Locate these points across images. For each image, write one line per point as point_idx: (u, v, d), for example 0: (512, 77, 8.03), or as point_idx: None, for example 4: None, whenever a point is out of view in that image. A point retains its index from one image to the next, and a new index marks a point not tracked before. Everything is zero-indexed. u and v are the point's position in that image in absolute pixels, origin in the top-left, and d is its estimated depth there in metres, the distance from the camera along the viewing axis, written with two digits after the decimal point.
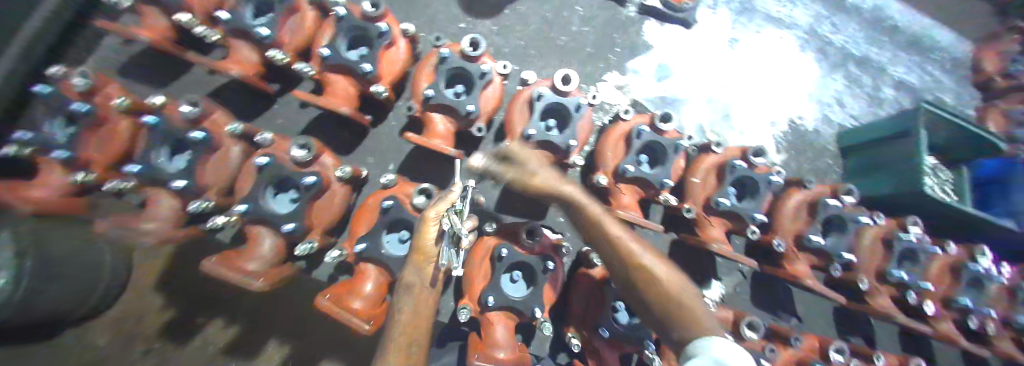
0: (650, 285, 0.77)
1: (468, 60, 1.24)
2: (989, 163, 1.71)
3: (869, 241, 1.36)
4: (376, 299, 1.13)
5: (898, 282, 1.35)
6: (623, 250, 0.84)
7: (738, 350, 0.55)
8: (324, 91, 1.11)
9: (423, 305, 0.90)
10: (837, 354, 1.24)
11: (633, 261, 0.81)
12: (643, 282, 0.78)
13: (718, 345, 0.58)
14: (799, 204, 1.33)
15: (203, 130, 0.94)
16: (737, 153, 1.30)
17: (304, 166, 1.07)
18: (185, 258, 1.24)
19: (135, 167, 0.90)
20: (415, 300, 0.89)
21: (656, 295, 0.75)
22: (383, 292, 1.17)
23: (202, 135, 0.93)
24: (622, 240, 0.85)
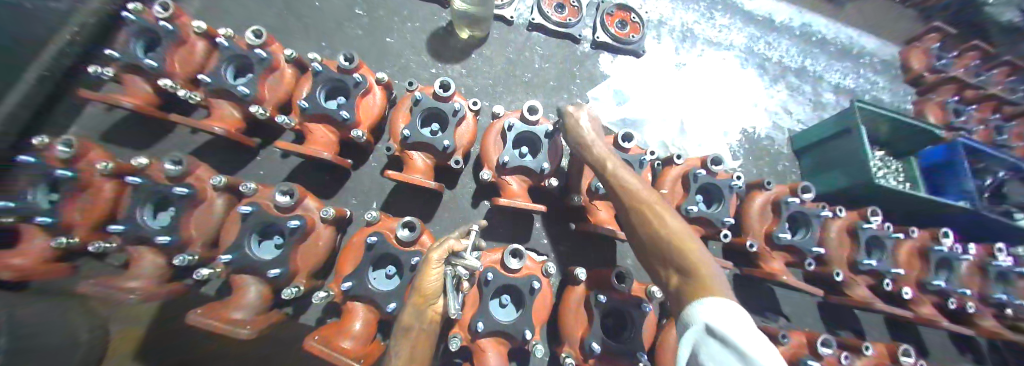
0: (667, 249, 0.83)
1: (440, 100, 1.30)
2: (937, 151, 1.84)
3: (835, 234, 1.41)
4: (366, 338, 1.07)
5: (867, 271, 1.41)
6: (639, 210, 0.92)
7: (732, 308, 0.62)
8: (311, 139, 1.28)
9: (420, 349, 0.88)
10: (825, 348, 1.25)
11: (649, 223, 0.89)
12: (659, 241, 0.85)
13: (712, 306, 0.65)
14: (762, 205, 1.35)
15: (187, 185, 1.14)
16: (697, 162, 1.38)
17: (288, 211, 1.14)
18: (167, 319, 1.24)
19: (119, 227, 1.09)
20: (411, 346, 0.86)
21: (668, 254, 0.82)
22: (372, 330, 1.10)
23: (186, 190, 1.12)
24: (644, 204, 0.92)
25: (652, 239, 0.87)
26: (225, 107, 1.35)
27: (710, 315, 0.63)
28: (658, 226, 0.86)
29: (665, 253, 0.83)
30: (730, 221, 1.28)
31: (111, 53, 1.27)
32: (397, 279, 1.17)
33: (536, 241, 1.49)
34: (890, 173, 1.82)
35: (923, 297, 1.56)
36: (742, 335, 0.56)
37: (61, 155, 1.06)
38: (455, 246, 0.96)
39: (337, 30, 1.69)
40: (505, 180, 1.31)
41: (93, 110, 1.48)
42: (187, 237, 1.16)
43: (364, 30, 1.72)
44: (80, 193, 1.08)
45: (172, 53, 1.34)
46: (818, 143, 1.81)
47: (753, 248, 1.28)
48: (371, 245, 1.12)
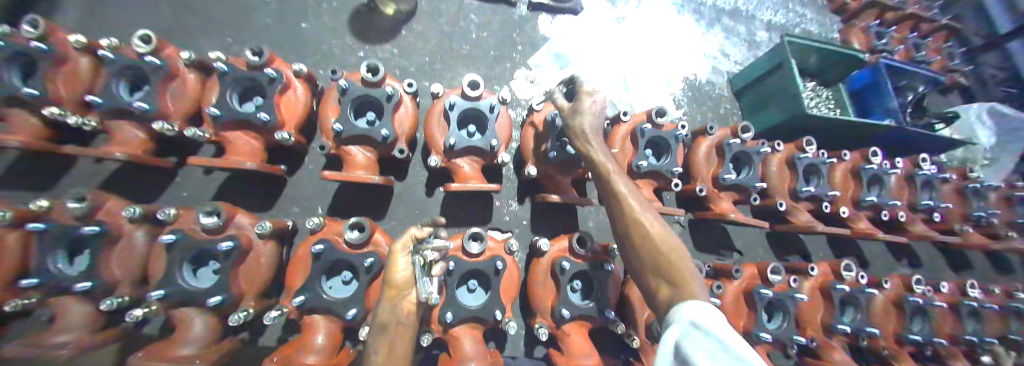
0: (656, 256, 0.85)
1: (371, 86, 1.20)
2: (861, 74, 1.97)
3: (776, 167, 1.48)
4: (332, 349, 1.04)
5: (807, 197, 1.51)
6: (625, 207, 0.94)
7: (711, 312, 0.63)
8: (231, 149, 1.16)
9: (400, 344, 0.82)
10: (775, 275, 1.36)
11: (639, 229, 0.90)
12: (648, 246, 0.87)
13: (693, 308, 0.66)
14: (708, 150, 1.39)
15: (98, 223, 1.00)
16: (643, 117, 1.37)
17: (218, 233, 1.04)
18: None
19: (32, 280, 0.93)
20: (391, 341, 0.80)
21: (655, 256, 0.86)
22: (338, 339, 1.07)
23: (97, 228, 0.98)
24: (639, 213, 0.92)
25: (645, 253, 0.87)
26: (126, 130, 1.18)
27: (693, 316, 0.63)
28: (644, 230, 0.90)
29: (654, 259, 0.85)
30: (679, 170, 1.32)
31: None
32: (355, 283, 1.13)
33: (497, 218, 1.47)
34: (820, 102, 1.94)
35: (858, 213, 1.71)
36: (722, 329, 0.55)
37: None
38: (418, 234, 0.93)
39: (242, 22, 1.52)
40: (455, 163, 1.27)
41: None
42: (111, 279, 1.04)
43: (274, 19, 1.55)
44: None
45: (53, 75, 1.08)
46: (753, 82, 1.87)
47: (703, 192, 1.31)
48: (319, 254, 1.05)
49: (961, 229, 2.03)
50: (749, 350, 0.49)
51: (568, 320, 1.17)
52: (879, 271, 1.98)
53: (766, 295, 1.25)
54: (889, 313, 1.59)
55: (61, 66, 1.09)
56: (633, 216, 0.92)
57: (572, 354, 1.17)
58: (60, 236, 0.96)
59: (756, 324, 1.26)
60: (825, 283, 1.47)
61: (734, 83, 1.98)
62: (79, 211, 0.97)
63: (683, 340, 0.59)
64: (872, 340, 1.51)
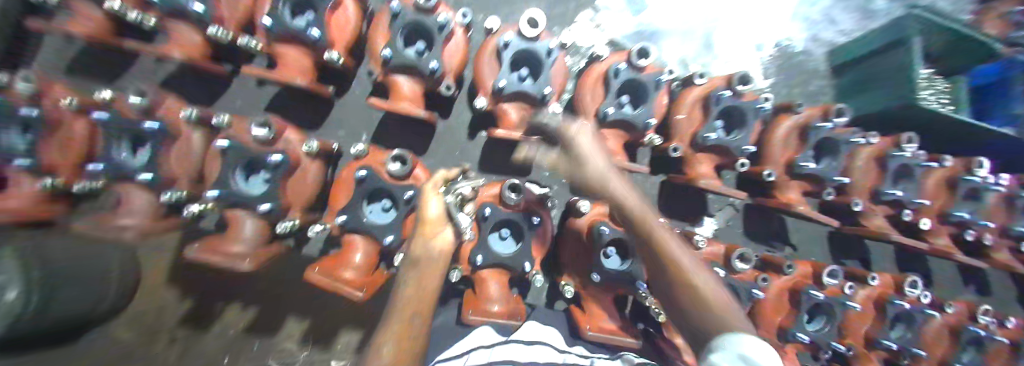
0: (688, 292, 0.74)
1: (423, 13, 1.10)
2: (989, 68, 1.77)
3: (863, 163, 1.30)
4: (369, 269, 1.08)
5: (889, 201, 1.36)
6: (659, 250, 0.83)
7: (768, 348, 0.46)
8: (283, 65, 1.13)
9: (428, 280, 0.82)
10: (829, 278, 1.26)
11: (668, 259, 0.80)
12: (680, 280, 0.76)
13: (747, 341, 0.48)
14: (789, 131, 1.23)
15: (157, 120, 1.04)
16: (721, 82, 1.21)
17: (268, 145, 1.04)
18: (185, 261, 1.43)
19: (97, 165, 1.00)
20: (420, 276, 0.81)
21: (692, 300, 0.72)
22: (375, 261, 1.10)
23: (155, 125, 1.02)
24: (666, 241, 0.83)
25: (680, 288, 0.76)
26: (183, 31, 1.14)
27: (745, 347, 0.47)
28: (678, 265, 0.78)
29: (691, 304, 0.71)
30: (750, 150, 1.20)
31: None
32: (394, 212, 1.11)
33: (537, 172, 1.42)
34: (933, 94, 1.61)
35: (939, 228, 1.53)
36: None
37: (22, 93, 0.93)
38: (448, 174, 0.97)
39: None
40: (503, 108, 1.18)
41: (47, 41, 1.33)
42: (171, 175, 1.09)
43: None
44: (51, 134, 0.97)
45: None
46: (863, 56, 1.64)
47: (771, 178, 1.20)
48: (363, 176, 1.02)
49: None
50: None
51: (598, 284, 1.14)
52: (941, 293, 1.80)
53: (816, 297, 1.18)
54: (944, 337, 1.47)
55: None
56: (666, 259, 0.81)
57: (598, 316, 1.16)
58: (124, 129, 1.01)
59: (795, 323, 1.20)
60: (882, 295, 1.35)
61: (836, 57, 1.74)
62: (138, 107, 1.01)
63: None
64: (917, 361, 1.41)
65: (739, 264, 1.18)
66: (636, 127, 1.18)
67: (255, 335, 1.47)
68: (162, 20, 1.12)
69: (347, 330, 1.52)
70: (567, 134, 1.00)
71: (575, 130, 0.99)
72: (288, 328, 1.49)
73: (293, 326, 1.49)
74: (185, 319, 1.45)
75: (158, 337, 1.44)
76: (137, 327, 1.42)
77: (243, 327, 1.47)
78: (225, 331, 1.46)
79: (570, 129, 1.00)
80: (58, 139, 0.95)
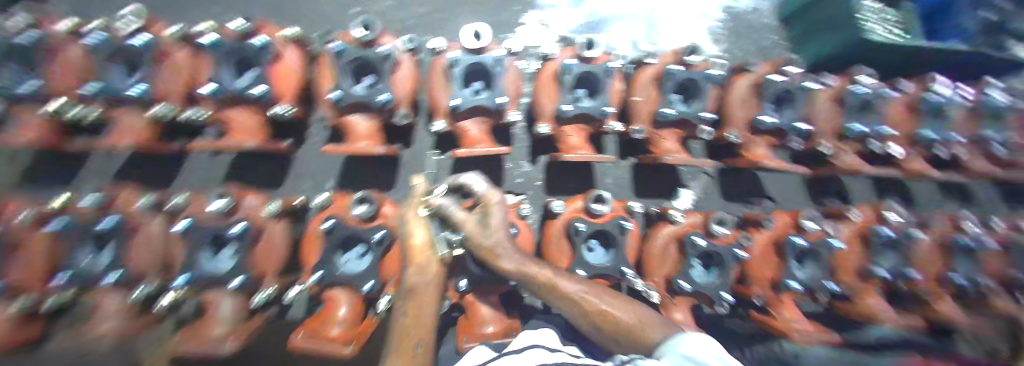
0: (620, 331, 0.89)
1: (367, 47, 1.13)
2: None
3: (820, 104, 1.35)
4: (356, 318, 1.07)
5: (857, 137, 1.40)
6: (585, 304, 0.94)
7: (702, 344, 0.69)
8: (234, 130, 1.20)
9: (424, 308, 0.94)
10: (810, 223, 1.32)
11: (595, 310, 0.93)
12: (609, 324, 0.91)
13: (690, 343, 0.71)
14: (743, 90, 1.29)
15: (113, 216, 1.04)
16: (671, 58, 1.28)
17: (231, 215, 1.12)
18: None
19: (64, 272, 1.01)
20: (412, 303, 0.94)
21: (635, 341, 0.85)
22: (360, 309, 1.09)
23: (110, 222, 1.03)
24: (580, 293, 0.95)
25: (612, 328, 0.90)
26: (125, 117, 1.17)
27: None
28: (607, 315, 0.91)
29: (615, 334, 0.89)
30: (709, 117, 1.23)
31: None
32: (370, 256, 1.11)
33: (511, 180, 1.56)
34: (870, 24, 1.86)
35: (911, 150, 1.58)
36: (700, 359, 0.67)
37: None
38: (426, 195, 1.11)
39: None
40: (462, 126, 1.19)
41: (4, 153, 1.34)
42: (138, 267, 1.07)
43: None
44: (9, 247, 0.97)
45: (47, 66, 1.08)
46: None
47: (734, 138, 1.25)
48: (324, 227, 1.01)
49: None
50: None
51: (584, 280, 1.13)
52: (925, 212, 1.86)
53: (801, 244, 1.22)
54: (936, 255, 1.50)
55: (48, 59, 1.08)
56: (597, 310, 0.93)
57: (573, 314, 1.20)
58: (86, 228, 1.03)
59: (785, 273, 1.25)
60: (865, 229, 1.39)
61: (782, 10, 2.06)
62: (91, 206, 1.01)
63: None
64: (914, 285, 1.43)
65: (718, 230, 1.22)
66: (595, 118, 1.18)
67: None
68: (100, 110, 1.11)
69: None
70: (485, 199, 1.05)
71: (495, 199, 1.04)
72: None
73: None
74: None
75: None
76: None
77: None
78: None
79: (490, 197, 1.05)
80: (19, 253, 0.96)
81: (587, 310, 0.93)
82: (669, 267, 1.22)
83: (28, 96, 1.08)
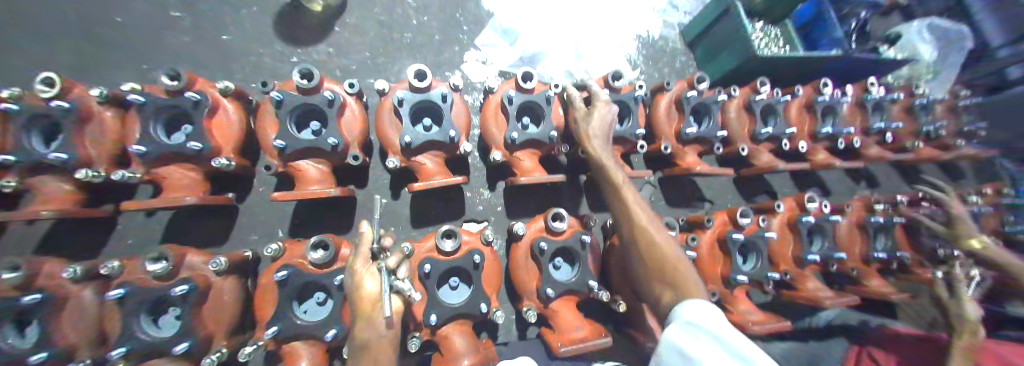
0: (666, 270, 0.93)
1: (420, 91, 1.27)
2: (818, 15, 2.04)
3: (794, 110, 1.66)
4: (472, 342, 1.17)
5: (826, 137, 1.69)
6: (641, 230, 1.00)
7: (707, 311, 0.73)
8: (304, 179, 1.18)
9: (635, 227, 1.02)
10: (811, 203, 1.52)
11: (647, 239, 0.98)
12: (654, 254, 0.96)
13: (692, 308, 0.75)
14: (736, 109, 1.55)
15: (187, 280, 0.93)
16: (685, 85, 1.50)
17: (326, 266, 1.06)
18: None
19: (119, 349, 0.86)
20: (625, 217, 1.05)
21: (670, 279, 0.92)
22: (470, 333, 1.18)
23: (188, 287, 0.91)
24: (641, 219, 1.02)
25: (657, 261, 0.95)
26: (177, 173, 1.11)
27: (689, 315, 0.73)
28: (655, 244, 0.97)
29: (659, 271, 0.94)
30: (721, 134, 1.46)
31: (3, 158, 0.92)
32: (464, 288, 1.19)
33: (558, 201, 1.57)
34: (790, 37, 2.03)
35: (867, 140, 1.88)
36: (718, 328, 0.65)
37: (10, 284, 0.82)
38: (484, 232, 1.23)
39: (242, 54, 1.49)
40: (516, 157, 1.36)
41: (8, 230, 1.21)
42: (210, 331, 1.01)
43: (284, 39, 1.55)
44: None
45: (89, 132, 1.06)
46: (704, 32, 1.82)
47: (745, 151, 1.47)
48: (368, 290, 0.91)
49: (958, 143, 2.21)
50: (737, 339, 0.62)
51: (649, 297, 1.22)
52: (887, 191, 2.20)
53: (810, 221, 1.41)
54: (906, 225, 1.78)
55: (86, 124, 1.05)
56: (649, 240, 0.98)
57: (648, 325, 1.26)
58: (147, 296, 0.91)
59: (804, 249, 1.44)
60: (861, 218, 1.62)
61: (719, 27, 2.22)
62: (159, 273, 0.91)
63: (684, 339, 0.68)
64: (904, 254, 1.67)
65: (743, 221, 1.38)
66: (628, 139, 1.38)
67: None
68: (155, 170, 1.08)
69: None
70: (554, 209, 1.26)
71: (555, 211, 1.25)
72: None
73: None
74: None
75: None
76: None
77: None
78: None
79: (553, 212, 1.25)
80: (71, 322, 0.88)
81: (639, 236, 1.00)
82: (719, 266, 1.37)
83: (52, 163, 1.00)
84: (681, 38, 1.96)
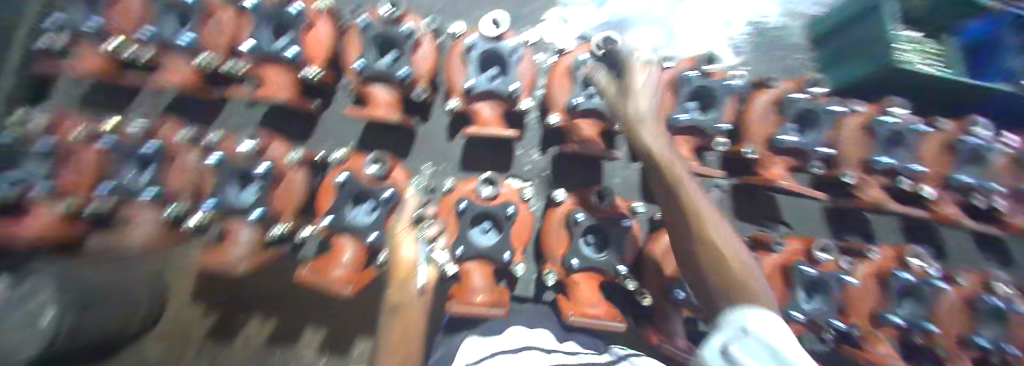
0: (717, 267, 0.65)
1: (495, 41, 1.24)
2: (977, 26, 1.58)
3: (930, 147, 1.36)
4: (492, 289, 1.13)
5: (959, 187, 1.39)
6: (687, 212, 0.76)
7: (778, 324, 0.48)
8: (372, 101, 1.20)
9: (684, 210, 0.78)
10: (915, 261, 1.34)
11: (693, 227, 0.73)
12: (703, 245, 0.70)
13: (755, 317, 0.50)
14: (856, 130, 1.30)
15: (267, 162, 1.12)
16: (793, 85, 1.30)
17: (380, 180, 1.12)
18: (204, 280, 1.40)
19: (210, 202, 1.07)
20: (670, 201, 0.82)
21: (723, 276, 0.63)
22: (492, 280, 1.16)
23: (266, 168, 1.10)
24: (691, 204, 0.77)
25: (704, 255, 0.68)
26: (274, 75, 1.19)
27: (755, 322, 0.48)
28: (705, 233, 0.71)
29: (708, 266, 0.66)
30: (824, 150, 1.26)
31: (145, 31, 1.16)
32: (495, 234, 1.18)
33: (608, 180, 1.49)
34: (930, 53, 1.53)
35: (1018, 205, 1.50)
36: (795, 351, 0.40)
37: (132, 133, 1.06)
38: (518, 191, 1.26)
39: None
40: (576, 124, 1.26)
41: (143, 92, 1.45)
42: (277, 209, 1.15)
43: None
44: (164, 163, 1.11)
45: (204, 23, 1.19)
46: (837, 29, 1.59)
47: (851, 179, 1.27)
48: (405, 255, 0.84)
49: None
50: None
51: (680, 301, 1.11)
52: None
53: (908, 280, 1.23)
54: None
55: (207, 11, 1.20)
56: (697, 226, 0.73)
57: (664, 325, 1.19)
58: (234, 169, 1.09)
59: (884, 306, 1.23)
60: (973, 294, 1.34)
61: (820, 28, 1.67)
62: (248, 151, 1.12)
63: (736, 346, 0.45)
64: None
65: (824, 256, 1.21)
66: (707, 132, 1.22)
67: (279, 347, 1.45)
68: (254, 67, 1.17)
69: (361, 341, 1.49)
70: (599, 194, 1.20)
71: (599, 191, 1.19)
72: (306, 337, 1.47)
73: (310, 334, 1.47)
74: (210, 333, 1.42)
75: (184, 356, 1.39)
76: (168, 343, 1.39)
77: (263, 339, 1.45)
78: (248, 342, 1.44)
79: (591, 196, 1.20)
80: (174, 170, 1.06)
81: (684, 222, 0.75)
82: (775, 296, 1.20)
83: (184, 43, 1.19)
84: (804, 34, 1.72)
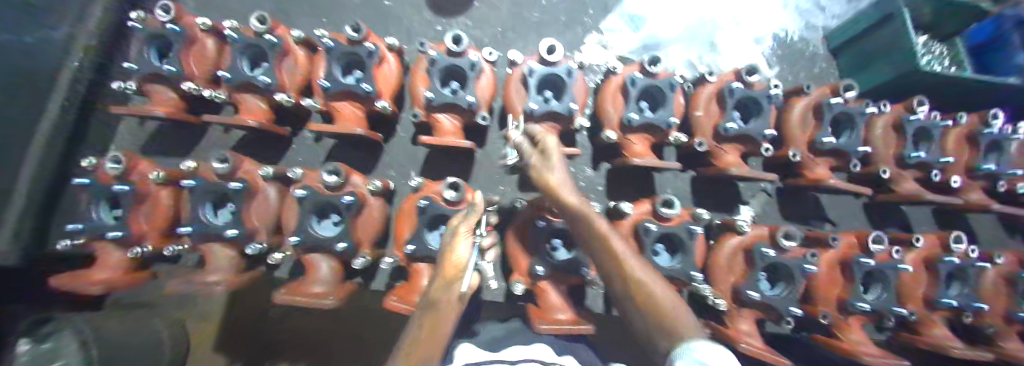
0: (646, 300, 0.62)
1: (548, 65, 1.30)
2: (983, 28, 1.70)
3: (951, 139, 1.49)
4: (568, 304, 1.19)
5: (985, 175, 1.50)
6: (614, 254, 0.72)
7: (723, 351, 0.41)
8: (440, 129, 1.31)
9: (614, 256, 0.73)
10: (959, 244, 1.35)
11: (630, 276, 0.67)
12: (635, 290, 0.65)
13: (707, 349, 0.41)
14: (883, 127, 1.43)
15: (351, 193, 1.12)
16: (826, 91, 1.41)
17: (455, 205, 1.14)
18: (239, 313, 1.46)
19: (295, 238, 1.09)
20: (602, 252, 0.75)
21: (659, 319, 0.57)
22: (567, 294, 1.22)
23: (352, 198, 1.10)
24: (620, 249, 0.72)
25: (639, 295, 0.63)
26: (349, 108, 1.31)
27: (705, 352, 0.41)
28: (637, 280, 0.66)
29: (639, 306, 0.62)
30: (862, 150, 1.37)
31: (224, 76, 1.24)
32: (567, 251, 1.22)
33: (661, 189, 1.54)
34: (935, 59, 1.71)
35: None
36: None
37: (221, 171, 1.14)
38: None
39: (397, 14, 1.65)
40: (629, 138, 1.34)
41: (211, 132, 1.53)
42: (358, 239, 1.18)
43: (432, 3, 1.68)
44: (250, 200, 1.18)
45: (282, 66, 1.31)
46: (853, 39, 1.72)
47: (886, 173, 1.36)
48: (459, 254, 0.86)
49: None
50: None
51: (755, 302, 1.18)
52: None
53: (955, 263, 1.27)
54: None
55: (285, 56, 1.32)
56: (628, 268, 0.69)
57: (742, 327, 1.20)
58: (317, 201, 1.11)
59: (937, 290, 1.31)
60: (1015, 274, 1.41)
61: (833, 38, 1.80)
62: (333, 184, 1.11)
63: None
64: None
65: (876, 248, 1.26)
66: (754, 139, 1.33)
67: None
68: (329, 103, 1.30)
69: None
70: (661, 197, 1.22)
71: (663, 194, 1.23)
72: None
73: None
74: None
75: None
76: None
77: None
78: None
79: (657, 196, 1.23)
80: (258, 203, 1.19)
81: (617, 268, 0.70)
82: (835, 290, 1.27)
83: (263, 85, 1.27)
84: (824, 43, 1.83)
